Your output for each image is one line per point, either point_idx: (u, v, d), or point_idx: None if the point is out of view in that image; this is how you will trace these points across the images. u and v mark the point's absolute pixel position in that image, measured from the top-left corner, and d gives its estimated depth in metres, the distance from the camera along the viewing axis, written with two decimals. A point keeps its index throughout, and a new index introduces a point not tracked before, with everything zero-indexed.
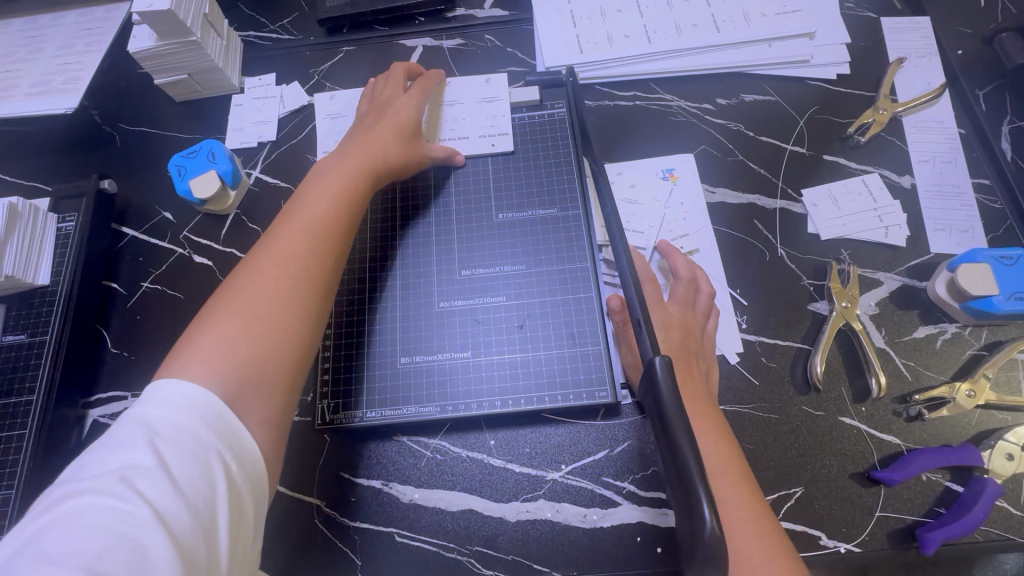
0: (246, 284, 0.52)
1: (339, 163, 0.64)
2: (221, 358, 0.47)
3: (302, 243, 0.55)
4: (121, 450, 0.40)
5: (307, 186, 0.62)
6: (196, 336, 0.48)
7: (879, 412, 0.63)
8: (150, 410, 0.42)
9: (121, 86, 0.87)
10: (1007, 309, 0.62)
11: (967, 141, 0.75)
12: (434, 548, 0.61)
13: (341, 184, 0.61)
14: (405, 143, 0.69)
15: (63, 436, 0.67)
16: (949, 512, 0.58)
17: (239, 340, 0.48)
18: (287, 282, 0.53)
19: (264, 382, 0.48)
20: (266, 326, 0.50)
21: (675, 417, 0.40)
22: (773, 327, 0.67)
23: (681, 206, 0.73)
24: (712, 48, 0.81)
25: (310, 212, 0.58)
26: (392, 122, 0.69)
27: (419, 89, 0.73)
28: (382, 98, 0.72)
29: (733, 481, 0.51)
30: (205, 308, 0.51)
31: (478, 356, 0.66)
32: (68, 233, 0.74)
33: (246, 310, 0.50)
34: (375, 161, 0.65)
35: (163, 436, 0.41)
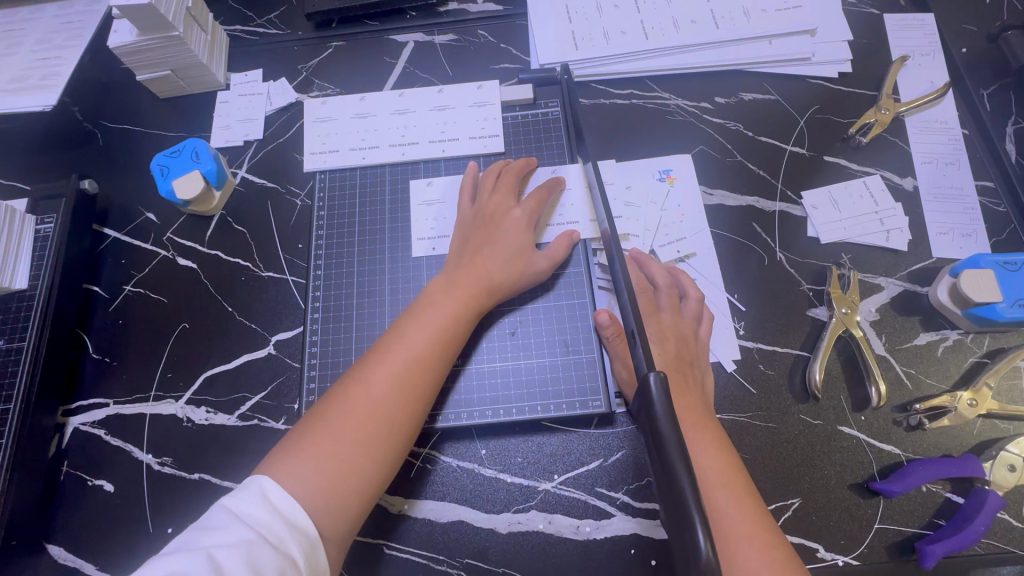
0: (353, 397, 0.52)
1: (445, 294, 0.59)
2: (314, 479, 0.48)
3: (397, 395, 0.52)
4: (216, 533, 0.43)
5: (421, 304, 0.59)
6: (300, 442, 0.50)
7: (879, 421, 0.61)
8: (247, 500, 0.45)
9: (103, 82, 0.84)
10: (1010, 317, 0.60)
11: (971, 142, 0.74)
12: (423, 560, 0.59)
13: (444, 334, 0.57)
14: (516, 266, 0.62)
15: (42, 445, 0.65)
16: (950, 524, 0.57)
17: (330, 469, 0.48)
18: (374, 449, 0.50)
19: (347, 520, 0.48)
20: (355, 470, 0.49)
21: (671, 439, 0.38)
22: (770, 333, 0.65)
23: (679, 208, 0.71)
24: (712, 45, 0.79)
25: (410, 351, 0.55)
26: (500, 234, 0.64)
27: (533, 204, 0.66)
28: (489, 208, 0.66)
29: (734, 494, 0.49)
30: (304, 421, 0.51)
31: (470, 365, 0.64)
32: (47, 235, 0.72)
33: (341, 437, 0.50)
34: (484, 271, 0.61)
35: (256, 525, 0.44)
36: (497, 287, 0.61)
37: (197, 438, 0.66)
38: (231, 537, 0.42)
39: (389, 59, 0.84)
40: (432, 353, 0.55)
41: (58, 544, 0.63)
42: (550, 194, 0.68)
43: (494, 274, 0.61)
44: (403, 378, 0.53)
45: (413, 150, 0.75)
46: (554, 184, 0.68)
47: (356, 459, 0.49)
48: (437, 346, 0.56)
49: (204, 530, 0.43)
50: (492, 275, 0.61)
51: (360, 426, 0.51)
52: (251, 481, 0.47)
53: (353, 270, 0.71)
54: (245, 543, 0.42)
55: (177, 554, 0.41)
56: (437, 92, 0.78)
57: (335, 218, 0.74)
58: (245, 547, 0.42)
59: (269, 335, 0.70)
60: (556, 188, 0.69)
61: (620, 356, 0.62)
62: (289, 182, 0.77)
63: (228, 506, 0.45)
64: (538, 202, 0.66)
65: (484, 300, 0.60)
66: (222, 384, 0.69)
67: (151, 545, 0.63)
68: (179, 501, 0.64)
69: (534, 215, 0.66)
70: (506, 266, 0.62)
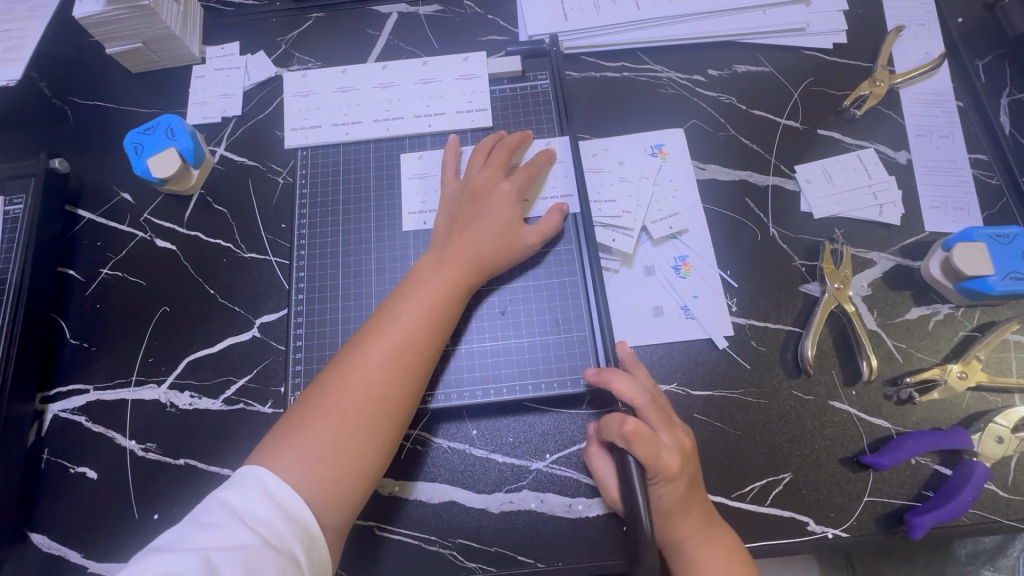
0: (346, 382, 0.50)
1: (434, 273, 0.58)
2: (313, 468, 0.47)
3: (392, 377, 0.51)
4: (213, 534, 0.41)
5: (409, 285, 0.57)
6: (295, 432, 0.48)
7: (870, 395, 0.61)
8: (245, 495, 0.44)
9: (70, 55, 0.80)
10: (1002, 290, 0.60)
11: (965, 114, 0.73)
12: (415, 541, 0.59)
13: (436, 313, 0.55)
14: (504, 243, 0.61)
15: (20, 433, 0.63)
16: (938, 495, 0.58)
17: (328, 456, 0.47)
18: (374, 434, 0.50)
19: (347, 506, 0.48)
20: (355, 456, 0.48)
21: (635, 469, 0.50)
22: (762, 310, 0.65)
23: (671, 183, 0.70)
24: (705, 15, 0.76)
25: (402, 331, 0.53)
26: (490, 210, 0.62)
27: (521, 179, 0.64)
28: (477, 184, 0.64)
29: (715, 554, 0.53)
30: (296, 411, 0.50)
31: (459, 344, 0.63)
32: (17, 216, 0.69)
33: (337, 424, 0.49)
34: (475, 248, 0.59)
35: (255, 524, 0.42)
36: (487, 264, 0.60)
37: (181, 424, 0.65)
38: (229, 539, 0.41)
39: (371, 31, 0.80)
40: (425, 334, 0.54)
41: (43, 532, 0.62)
42: (541, 168, 0.66)
43: (485, 252, 0.60)
44: (397, 360, 0.52)
45: (398, 125, 0.73)
46: (545, 158, 0.66)
47: (355, 445, 0.49)
48: (429, 326, 0.55)
49: (200, 528, 0.42)
50: (482, 252, 0.60)
51: (358, 411, 0.49)
52: (247, 474, 0.45)
53: (338, 250, 0.69)
54: (245, 546, 0.40)
55: (171, 554, 0.40)
56: (422, 65, 0.75)
57: (319, 196, 0.72)
58: (244, 550, 0.40)
59: (253, 318, 0.69)
60: (548, 162, 0.67)
61: (602, 481, 0.57)
62: (270, 159, 0.75)
63: (227, 501, 0.43)
64: (528, 178, 0.65)
65: (475, 277, 0.59)
66: (206, 368, 0.67)
67: (138, 533, 0.62)
68: (165, 488, 0.63)
69: (523, 191, 0.64)
70: (496, 242, 0.61)
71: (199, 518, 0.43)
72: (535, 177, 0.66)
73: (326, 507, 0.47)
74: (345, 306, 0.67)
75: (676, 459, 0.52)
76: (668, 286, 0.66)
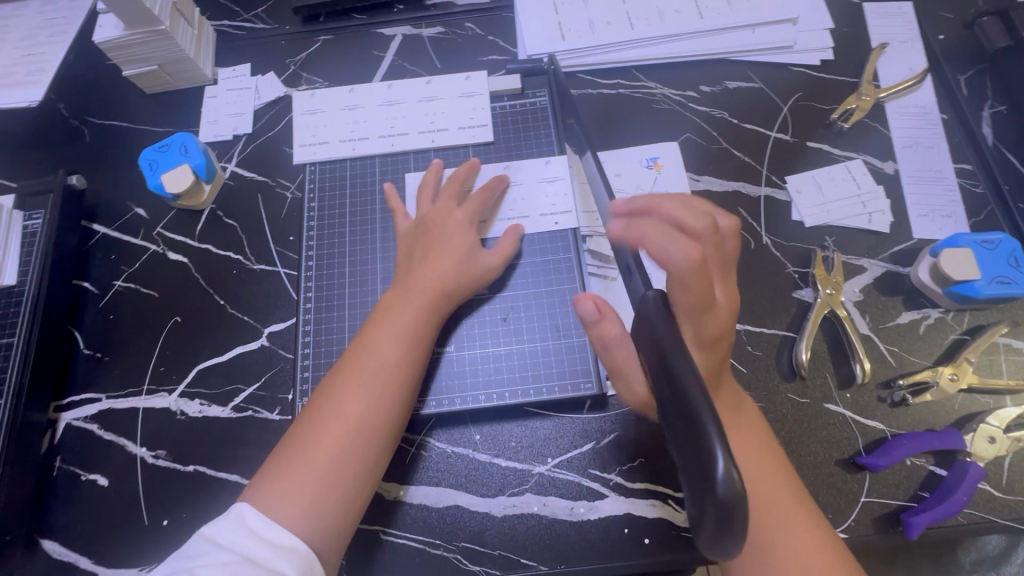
0: (323, 416, 0.52)
1: (401, 303, 0.59)
2: (300, 502, 0.48)
3: (368, 405, 0.53)
4: (197, 558, 0.44)
5: (377, 317, 0.59)
6: (277, 469, 0.50)
7: (864, 397, 0.63)
8: (232, 520, 0.46)
9: (88, 78, 0.84)
10: (989, 293, 0.62)
11: (949, 126, 0.75)
12: (419, 545, 0.60)
13: (405, 340, 0.57)
14: (467, 266, 0.63)
15: (34, 441, 0.65)
16: (934, 496, 0.59)
17: (309, 489, 0.49)
18: (355, 461, 0.51)
19: (336, 532, 0.49)
20: (339, 484, 0.50)
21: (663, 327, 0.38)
22: (757, 315, 0.67)
23: (667, 194, 0.72)
24: (697, 34, 0.80)
25: (374, 361, 0.55)
26: (447, 239, 0.64)
27: (474, 205, 0.66)
28: (430, 217, 0.66)
29: (790, 504, 0.48)
30: (277, 451, 0.52)
31: (435, 365, 0.65)
32: (35, 231, 0.71)
33: (318, 457, 0.50)
34: (440, 276, 0.61)
35: (242, 546, 0.45)
36: (454, 290, 0.62)
37: (191, 430, 0.67)
38: (213, 558, 0.44)
39: (377, 53, 0.84)
40: (396, 361, 0.56)
41: (53, 539, 0.63)
42: (495, 191, 0.69)
43: (453, 278, 0.62)
44: (370, 389, 0.54)
45: (403, 141, 0.76)
46: (496, 182, 0.69)
47: (338, 474, 0.50)
48: (401, 352, 0.56)
49: (188, 553, 0.45)
50: (448, 278, 0.61)
51: (336, 443, 0.51)
52: (230, 511, 0.48)
53: (345, 260, 0.72)
54: (227, 562, 0.44)
55: None
56: (425, 83, 0.78)
57: (326, 209, 0.74)
58: (231, 568, 0.43)
59: (262, 327, 0.71)
60: (502, 186, 0.70)
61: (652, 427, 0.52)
62: (279, 175, 0.78)
63: (212, 528, 0.46)
64: (480, 201, 0.67)
65: (443, 302, 0.61)
66: (215, 376, 0.69)
67: (146, 539, 0.63)
68: (174, 494, 0.64)
69: (477, 214, 0.67)
70: (459, 267, 0.62)
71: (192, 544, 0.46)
72: (488, 199, 0.68)
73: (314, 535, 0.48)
74: (351, 315, 0.69)
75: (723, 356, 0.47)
76: None
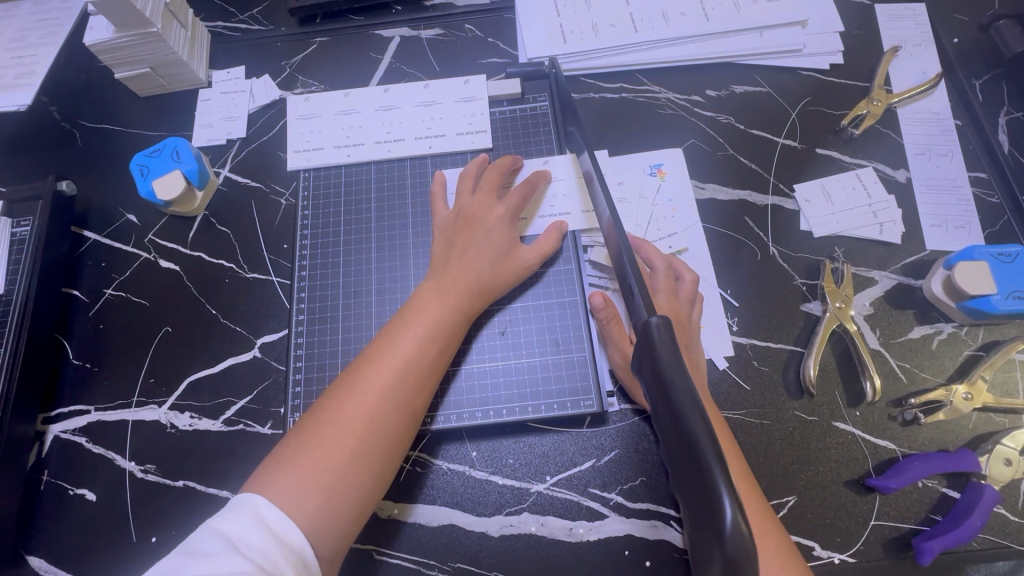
0: (346, 407, 0.50)
1: (436, 297, 0.58)
2: (309, 498, 0.46)
3: (391, 403, 0.51)
4: (205, 562, 0.40)
5: (411, 309, 0.57)
6: (291, 458, 0.48)
7: (874, 416, 0.61)
8: (239, 521, 0.43)
9: (80, 80, 0.82)
10: (1005, 309, 0.60)
11: (964, 133, 0.73)
12: (413, 565, 0.58)
13: (437, 339, 0.55)
14: (501, 265, 0.61)
15: (21, 454, 0.64)
16: (946, 519, 0.57)
17: (324, 485, 0.47)
18: (372, 462, 0.49)
19: (341, 536, 0.47)
20: (350, 486, 0.48)
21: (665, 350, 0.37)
22: (763, 330, 0.65)
23: (671, 203, 0.70)
24: (703, 37, 0.77)
25: (402, 357, 0.53)
26: (486, 234, 0.62)
27: (516, 200, 0.64)
28: (471, 208, 0.64)
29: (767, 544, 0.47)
30: (291, 439, 0.49)
31: (456, 368, 0.63)
32: (24, 238, 0.70)
33: (335, 452, 0.48)
34: (474, 272, 0.60)
35: (248, 551, 0.41)
36: (488, 289, 0.60)
37: (181, 444, 0.65)
38: (222, 566, 0.40)
39: (375, 55, 0.82)
40: (424, 359, 0.54)
41: (40, 555, 0.62)
42: (536, 187, 0.67)
43: (483, 275, 0.60)
44: (396, 386, 0.52)
45: (399, 146, 0.74)
46: (539, 177, 0.67)
47: (352, 473, 0.48)
48: (430, 352, 0.55)
49: (194, 556, 0.41)
50: (483, 275, 0.60)
51: (355, 441, 0.49)
52: (242, 503, 0.44)
53: (339, 269, 0.70)
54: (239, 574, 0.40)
55: None
56: (423, 87, 0.76)
57: (320, 217, 0.72)
58: None
59: (254, 338, 0.69)
60: (544, 181, 0.68)
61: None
62: (273, 181, 0.76)
63: (221, 528, 0.42)
64: (522, 196, 0.65)
65: (476, 302, 0.59)
66: (206, 388, 0.67)
67: (134, 556, 0.61)
68: (163, 509, 0.63)
69: (518, 210, 0.65)
70: (496, 266, 0.61)
71: (189, 548, 0.42)
72: (530, 195, 0.66)
73: (320, 535, 0.46)
74: (344, 326, 0.67)
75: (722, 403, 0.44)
76: None
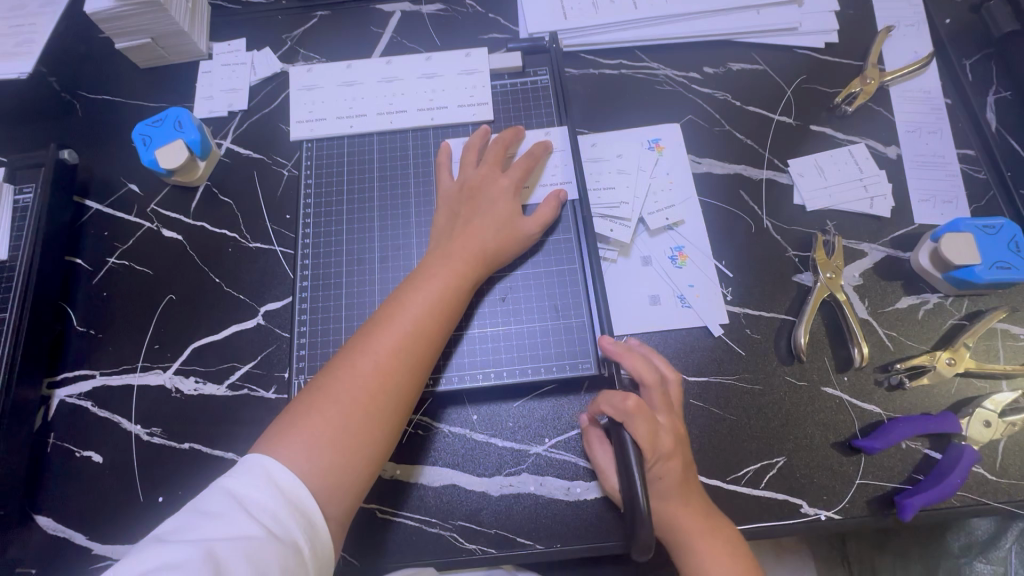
0: (356, 367, 0.52)
1: (443, 265, 0.59)
2: (322, 454, 0.47)
3: (400, 364, 0.53)
4: (216, 524, 0.41)
5: (419, 277, 0.59)
6: (303, 417, 0.49)
7: (861, 381, 0.63)
8: (251, 484, 0.44)
9: (79, 50, 0.82)
10: (988, 279, 0.62)
11: (953, 111, 0.75)
12: (416, 523, 0.60)
13: (445, 305, 0.57)
14: (506, 234, 0.63)
15: (27, 417, 0.65)
16: (927, 479, 0.59)
17: (337, 442, 0.48)
18: (384, 420, 0.51)
19: (351, 492, 0.49)
20: (362, 442, 0.49)
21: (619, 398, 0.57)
22: (756, 299, 0.66)
23: (667, 175, 0.72)
24: (700, 15, 0.78)
25: (410, 321, 0.55)
26: (488, 205, 0.64)
27: (520, 173, 0.66)
28: (473, 180, 0.65)
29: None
30: (302, 400, 0.51)
31: (460, 334, 0.64)
32: (26, 205, 0.70)
33: (346, 410, 0.50)
34: (479, 240, 0.61)
35: (258, 514, 0.43)
36: (492, 256, 0.62)
37: (186, 408, 0.66)
38: (231, 530, 0.41)
39: (376, 29, 0.82)
40: (433, 323, 0.56)
41: (47, 515, 0.63)
42: (539, 158, 0.68)
43: (489, 244, 0.61)
44: (404, 349, 0.53)
45: (401, 118, 0.75)
46: (541, 149, 0.68)
47: (363, 430, 0.50)
48: (439, 317, 0.56)
49: (203, 517, 0.42)
50: (487, 244, 0.61)
51: (366, 401, 0.50)
52: (253, 463, 0.45)
53: (342, 239, 0.71)
54: (247, 537, 0.41)
55: (175, 545, 0.40)
56: (425, 60, 0.77)
57: (323, 187, 0.73)
58: (247, 542, 0.41)
59: (258, 306, 0.70)
60: (545, 152, 0.69)
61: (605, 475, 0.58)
62: (275, 152, 0.76)
63: (232, 491, 0.44)
64: (525, 169, 0.66)
65: (481, 269, 0.61)
66: (211, 354, 0.68)
67: (142, 515, 0.63)
68: (169, 471, 0.64)
69: (521, 182, 0.66)
70: (499, 234, 0.62)
71: (201, 507, 0.43)
72: (532, 168, 0.67)
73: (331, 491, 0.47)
74: (347, 294, 0.68)
75: (671, 438, 0.54)
76: (665, 275, 0.68)
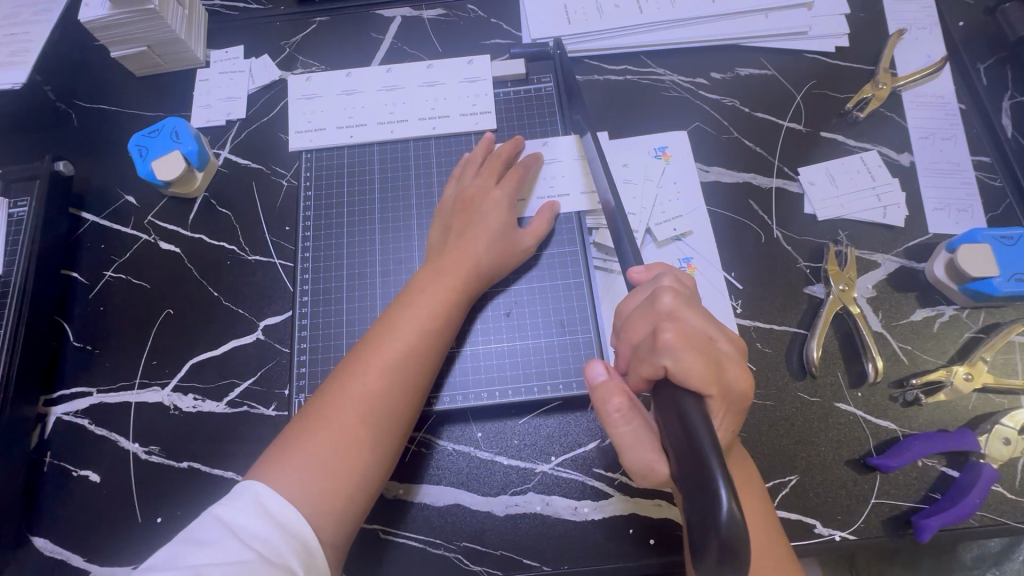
0: (347, 390, 0.50)
1: (436, 282, 0.57)
2: (315, 481, 0.46)
3: (392, 386, 0.51)
4: (206, 551, 0.40)
5: (410, 294, 0.57)
6: (293, 444, 0.47)
7: (876, 397, 0.61)
8: (241, 508, 0.43)
9: (74, 59, 0.81)
10: (1007, 291, 0.60)
11: (967, 116, 0.73)
12: (420, 544, 0.59)
13: (437, 322, 0.55)
14: (501, 249, 0.61)
15: (23, 436, 0.63)
16: (945, 498, 0.58)
17: (329, 469, 0.47)
18: (376, 444, 0.49)
19: (344, 520, 0.47)
20: (355, 468, 0.48)
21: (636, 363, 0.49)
22: (767, 312, 0.65)
23: (675, 185, 0.70)
24: (707, 19, 0.77)
25: (402, 340, 0.53)
26: (483, 217, 0.62)
27: (513, 183, 0.64)
28: (469, 191, 0.64)
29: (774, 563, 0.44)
30: (292, 427, 0.49)
31: (464, 350, 0.63)
32: (21, 219, 0.69)
33: (337, 435, 0.48)
34: (473, 254, 0.59)
35: (249, 539, 0.41)
36: (485, 270, 0.60)
37: (185, 426, 0.65)
38: (222, 555, 0.40)
39: (376, 35, 0.81)
40: (424, 342, 0.54)
41: (44, 536, 0.62)
42: (530, 170, 0.66)
43: (482, 258, 0.60)
44: (396, 369, 0.52)
45: (403, 128, 0.73)
46: (534, 160, 0.67)
47: (356, 456, 0.48)
48: (431, 335, 0.55)
49: (194, 545, 0.41)
50: (481, 258, 0.60)
51: (357, 426, 0.49)
52: (242, 489, 0.44)
53: (343, 252, 0.69)
54: (239, 561, 0.40)
55: (164, 574, 0.39)
56: (426, 67, 0.75)
57: (323, 198, 0.72)
58: (239, 566, 0.40)
59: (257, 321, 0.68)
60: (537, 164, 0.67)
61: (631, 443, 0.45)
62: (274, 162, 0.75)
63: (222, 516, 0.42)
64: (518, 180, 0.65)
65: (474, 285, 0.59)
66: (210, 369, 0.67)
67: (141, 536, 0.61)
68: (169, 490, 0.63)
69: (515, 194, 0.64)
70: (493, 247, 0.61)
71: (191, 534, 0.42)
72: (525, 178, 0.66)
73: (324, 520, 0.46)
74: (349, 308, 0.67)
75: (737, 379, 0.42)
76: None
